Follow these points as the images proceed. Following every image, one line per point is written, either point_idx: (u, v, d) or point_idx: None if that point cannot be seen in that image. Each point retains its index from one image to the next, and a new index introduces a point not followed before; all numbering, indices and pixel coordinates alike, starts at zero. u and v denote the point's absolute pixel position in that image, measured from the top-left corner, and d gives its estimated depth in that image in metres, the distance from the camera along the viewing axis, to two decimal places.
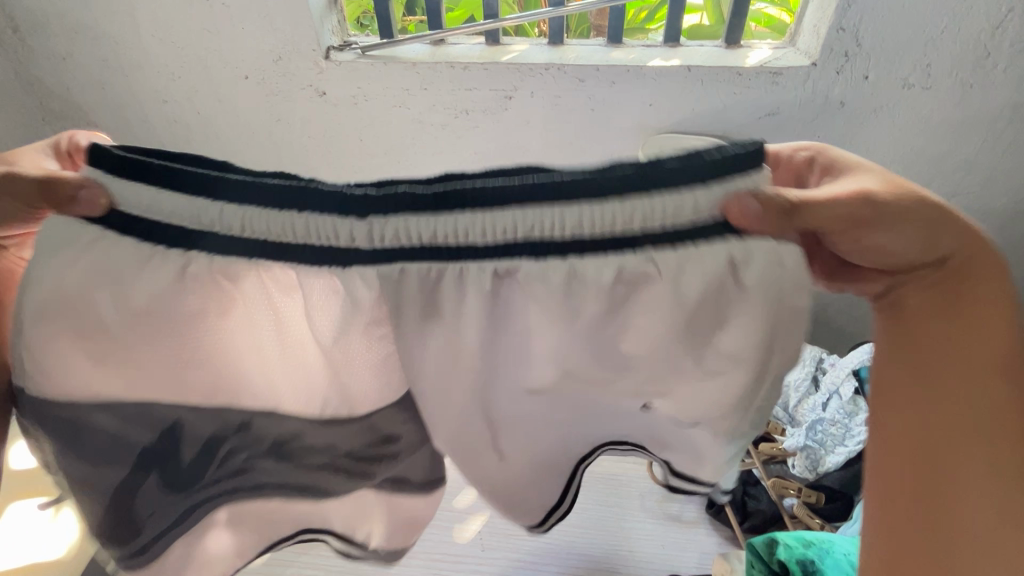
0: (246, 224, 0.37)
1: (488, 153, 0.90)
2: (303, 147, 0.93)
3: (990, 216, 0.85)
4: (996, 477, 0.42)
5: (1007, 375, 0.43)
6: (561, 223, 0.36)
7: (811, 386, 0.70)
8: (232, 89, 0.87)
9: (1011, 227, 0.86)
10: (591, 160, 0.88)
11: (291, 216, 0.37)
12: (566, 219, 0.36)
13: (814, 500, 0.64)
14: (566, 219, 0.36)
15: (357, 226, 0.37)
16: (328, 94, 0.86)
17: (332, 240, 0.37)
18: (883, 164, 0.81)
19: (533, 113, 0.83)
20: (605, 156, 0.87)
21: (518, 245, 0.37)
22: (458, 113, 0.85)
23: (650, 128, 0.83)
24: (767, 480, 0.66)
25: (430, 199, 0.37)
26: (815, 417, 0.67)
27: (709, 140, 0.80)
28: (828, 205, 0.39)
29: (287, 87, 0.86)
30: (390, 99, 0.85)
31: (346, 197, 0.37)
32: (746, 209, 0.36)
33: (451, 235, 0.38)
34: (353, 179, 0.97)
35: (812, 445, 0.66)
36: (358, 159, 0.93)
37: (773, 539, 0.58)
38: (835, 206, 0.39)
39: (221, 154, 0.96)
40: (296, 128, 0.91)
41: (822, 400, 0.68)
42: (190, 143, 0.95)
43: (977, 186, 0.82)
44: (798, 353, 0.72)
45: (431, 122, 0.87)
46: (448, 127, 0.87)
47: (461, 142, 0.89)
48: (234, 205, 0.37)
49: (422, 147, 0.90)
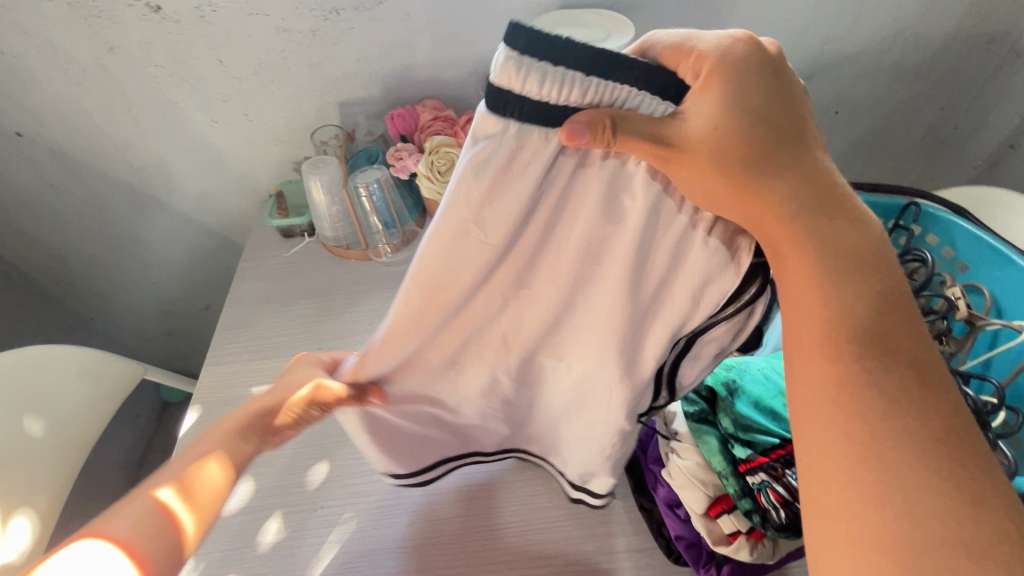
0: (551, 79, 0.34)
1: (371, 59, 0.81)
2: (153, 80, 0.80)
3: (855, 58, 0.92)
4: (933, 363, 0.36)
5: (880, 282, 0.37)
6: (587, 137, 0.35)
7: None
8: (39, 17, 0.72)
9: (873, 66, 0.94)
10: (483, 49, 0.82)
11: (563, 79, 0.34)
12: (545, 58, 0.33)
13: None
14: (590, 96, 0.35)
15: (582, 96, 0.35)
16: (164, 10, 0.73)
17: (566, 93, 0.34)
18: (762, 17, 0.84)
19: (411, 3, 0.76)
20: (497, 43, 0.82)
21: (675, 137, 0.36)
22: (328, 14, 0.76)
23: (537, 6, 0.78)
24: None
25: (632, 71, 0.35)
26: None
27: (603, 13, 0.76)
28: (702, 149, 0.36)
29: (111, 6, 0.72)
30: (243, 6, 0.74)
31: (561, 45, 0.33)
32: (587, 138, 0.35)
33: (632, 105, 0.36)
34: (224, 112, 0.85)
35: None
36: (224, 87, 0.82)
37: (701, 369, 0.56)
38: (687, 138, 0.36)
39: (52, 103, 0.81)
40: (137, 57, 0.77)
41: None
42: (7, 95, 0.79)
43: (846, 29, 0.88)
44: None
45: (300, 30, 0.77)
46: (319, 33, 0.77)
47: (338, 50, 0.79)
48: (556, 68, 0.34)
49: (295, 63, 0.80)
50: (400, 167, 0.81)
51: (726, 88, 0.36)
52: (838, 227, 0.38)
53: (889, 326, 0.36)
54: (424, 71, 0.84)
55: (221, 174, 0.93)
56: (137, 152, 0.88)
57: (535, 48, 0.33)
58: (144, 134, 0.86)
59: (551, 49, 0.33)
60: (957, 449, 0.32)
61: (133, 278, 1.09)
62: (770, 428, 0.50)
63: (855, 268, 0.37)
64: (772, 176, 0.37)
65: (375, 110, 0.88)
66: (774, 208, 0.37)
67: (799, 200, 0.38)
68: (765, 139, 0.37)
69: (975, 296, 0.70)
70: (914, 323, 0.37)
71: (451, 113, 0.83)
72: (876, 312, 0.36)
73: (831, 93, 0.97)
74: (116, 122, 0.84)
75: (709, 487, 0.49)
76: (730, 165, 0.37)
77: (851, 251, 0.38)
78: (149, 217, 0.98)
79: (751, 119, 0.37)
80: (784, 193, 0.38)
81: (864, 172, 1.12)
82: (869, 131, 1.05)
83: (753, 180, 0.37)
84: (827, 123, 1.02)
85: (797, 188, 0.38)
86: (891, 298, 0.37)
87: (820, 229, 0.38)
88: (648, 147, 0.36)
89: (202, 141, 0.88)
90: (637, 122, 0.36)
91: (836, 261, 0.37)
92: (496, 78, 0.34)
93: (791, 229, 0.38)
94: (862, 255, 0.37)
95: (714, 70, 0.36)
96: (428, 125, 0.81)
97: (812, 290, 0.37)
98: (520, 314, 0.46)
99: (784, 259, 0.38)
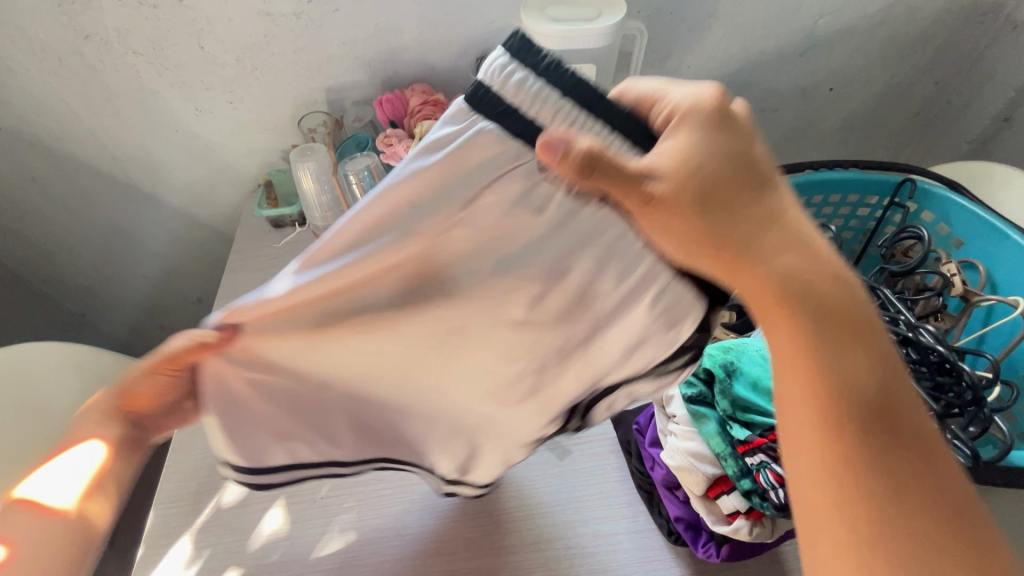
0: (527, 87, 0.36)
1: (357, 42, 0.79)
2: (132, 68, 0.78)
3: (849, 33, 0.91)
4: (924, 427, 0.36)
5: (866, 341, 0.37)
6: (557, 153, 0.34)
7: None
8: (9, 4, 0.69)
9: (867, 41, 0.93)
10: (472, 30, 0.81)
11: (539, 88, 0.36)
12: (529, 66, 0.36)
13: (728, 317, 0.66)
14: (560, 112, 0.36)
15: (552, 110, 0.36)
16: None
17: (535, 103, 0.36)
18: None
19: None
20: (486, 23, 0.80)
21: (640, 171, 0.35)
22: None
23: None
24: None
25: (608, 104, 0.36)
26: None
27: None
28: (679, 209, 0.36)
29: None
30: None
31: (548, 62, 0.36)
32: (555, 154, 0.33)
33: (601, 131, 0.36)
34: (207, 100, 0.83)
35: None
36: (206, 75, 0.80)
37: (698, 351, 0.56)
38: (662, 191, 0.35)
39: (28, 94, 0.79)
40: (114, 44, 0.75)
41: None
42: None
43: (839, 3, 0.86)
44: None
45: (282, 13, 0.75)
46: (302, 17, 0.75)
47: (322, 34, 0.77)
48: (535, 80, 0.36)
49: (279, 48, 0.78)
50: (391, 154, 0.79)
51: (698, 150, 0.37)
52: (824, 287, 0.37)
53: (879, 389, 0.36)
54: (412, 54, 0.82)
55: (207, 165, 0.91)
56: (120, 143, 0.86)
57: (523, 59, 0.36)
58: (125, 125, 0.84)
59: (538, 63, 0.36)
60: (944, 518, 0.33)
61: (122, 272, 1.07)
62: (767, 409, 0.52)
63: (844, 328, 0.37)
64: (756, 238, 0.37)
65: (363, 96, 0.86)
66: (759, 269, 0.37)
67: (785, 261, 0.37)
68: (744, 201, 0.37)
69: (970, 272, 0.71)
70: (899, 385, 0.37)
71: (441, 97, 0.81)
72: (865, 375, 0.36)
73: (826, 70, 0.96)
74: (96, 113, 0.82)
75: (707, 468, 0.49)
76: (710, 226, 0.36)
77: (839, 311, 0.37)
78: (135, 210, 0.97)
79: (728, 180, 0.37)
80: (769, 256, 0.37)
81: (860, 150, 1.11)
82: (864, 108, 1.04)
83: (736, 243, 0.37)
84: (821, 100, 1.01)
85: (783, 249, 0.37)
86: (878, 358, 0.37)
87: (806, 288, 0.37)
88: (620, 186, 0.34)
89: (185, 131, 0.86)
90: (611, 161, 0.34)
91: (824, 324, 0.37)
92: (481, 74, 0.36)
93: (778, 291, 0.37)
94: (849, 315, 0.37)
95: (682, 129, 0.37)
96: (417, 110, 0.80)
97: (801, 352, 0.36)
98: (441, 326, 0.41)
99: (769, 318, 0.37)
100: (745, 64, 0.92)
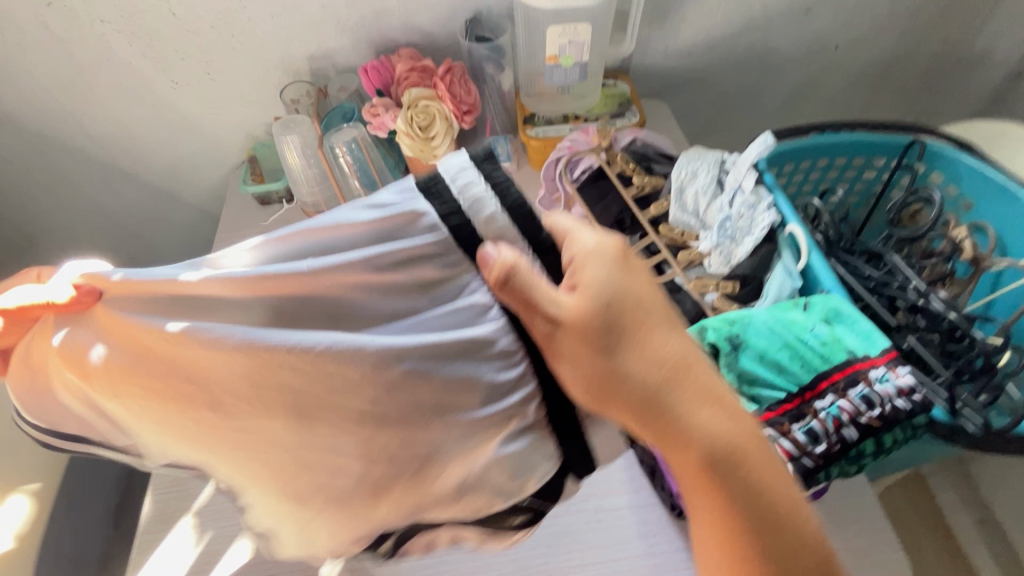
0: (475, 193, 0.38)
1: (338, 5, 0.75)
2: (100, 37, 0.73)
3: None
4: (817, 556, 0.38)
5: (758, 469, 0.39)
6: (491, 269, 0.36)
7: (716, 188, 0.66)
8: None
9: None
10: None
11: (486, 196, 0.38)
12: (487, 174, 0.39)
13: (731, 290, 0.62)
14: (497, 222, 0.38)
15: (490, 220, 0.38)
16: None
17: (478, 209, 0.38)
18: None
19: None
20: None
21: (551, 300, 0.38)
22: None
23: None
24: (688, 283, 0.63)
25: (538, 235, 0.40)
26: (725, 214, 0.64)
27: None
28: (579, 345, 0.38)
29: None
30: None
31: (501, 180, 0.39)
32: (490, 268, 0.36)
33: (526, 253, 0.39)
34: (183, 71, 0.79)
35: (725, 241, 0.63)
36: (180, 44, 0.75)
37: (701, 324, 0.51)
38: (564, 326, 0.38)
39: None
40: (80, 12, 0.71)
41: (728, 199, 0.64)
42: None
43: None
44: (699, 159, 0.68)
45: None
46: None
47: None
48: (487, 190, 0.38)
49: (255, 13, 0.74)
50: (377, 124, 0.76)
51: (593, 295, 0.39)
52: (714, 419, 0.39)
53: (766, 520, 0.38)
54: (397, 17, 0.77)
55: (188, 140, 0.88)
56: (94, 118, 0.82)
57: (486, 167, 0.39)
58: (99, 99, 0.80)
59: (495, 176, 0.39)
60: None
61: (108, 256, 1.04)
62: (774, 381, 0.48)
63: (733, 458, 0.38)
64: (650, 377, 0.39)
65: (347, 64, 0.82)
66: (653, 407, 0.39)
67: (677, 396, 0.39)
68: (633, 345, 0.40)
69: (979, 235, 0.69)
70: (791, 514, 0.38)
71: (429, 63, 0.77)
72: (751, 505, 0.38)
73: (832, 27, 0.91)
74: (66, 87, 0.78)
75: None
76: (605, 365, 0.38)
77: (729, 442, 0.39)
78: (116, 189, 0.93)
79: (618, 324, 0.40)
80: (662, 394, 0.39)
81: (864, 111, 1.07)
82: (870, 67, 1.00)
83: (628, 385, 0.39)
84: (826, 60, 0.97)
85: (674, 386, 0.40)
86: (767, 487, 0.39)
87: (698, 421, 0.39)
88: (529, 310, 0.37)
89: (162, 104, 0.82)
90: (530, 284, 0.37)
91: (716, 457, 0.38)
92: (446, 162, 0.39)
93: (670, 425, 0.39)
94: (738, 445, 0.39)
95: (588, 269, 0.40)
96: (404, 79, 0.76)
97: (696, 481, 0.39)
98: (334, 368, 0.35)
99: (668, 449, 0.39)
100: (748, 22, 0.87)
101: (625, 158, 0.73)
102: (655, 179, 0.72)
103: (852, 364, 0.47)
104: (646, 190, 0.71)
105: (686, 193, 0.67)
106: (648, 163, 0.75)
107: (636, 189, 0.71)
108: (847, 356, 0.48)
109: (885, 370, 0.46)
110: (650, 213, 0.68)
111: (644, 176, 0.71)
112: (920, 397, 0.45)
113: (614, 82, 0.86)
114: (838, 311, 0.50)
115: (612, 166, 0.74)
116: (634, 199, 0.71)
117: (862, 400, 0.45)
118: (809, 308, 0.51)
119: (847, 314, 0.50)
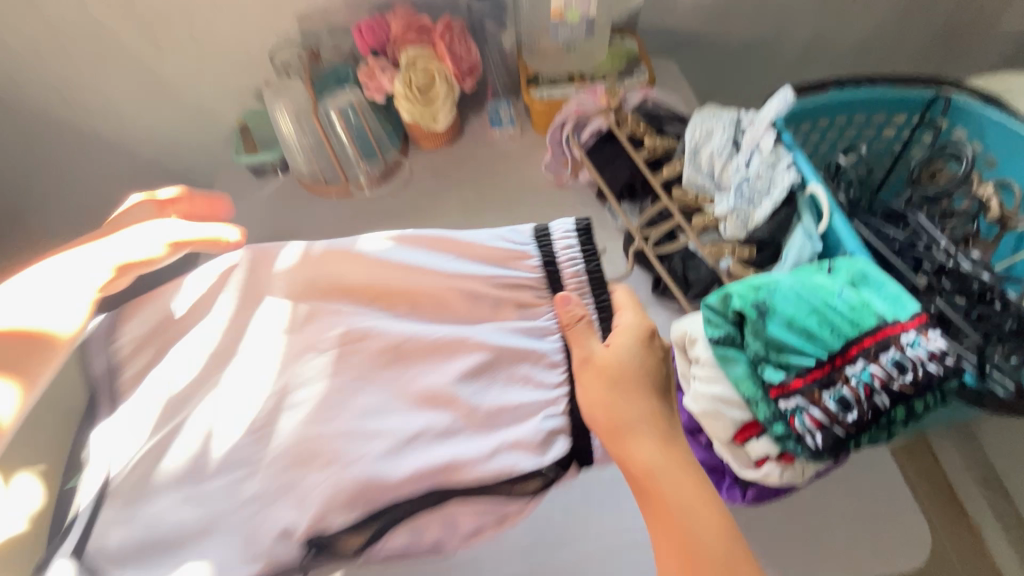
0: (565, 252, 0.51)
1: None
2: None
3: None
4: None
5: (715, 542, 0.39)
6: (567, 309, 0.49)
7: (732, 148, 0.64)
8: None
9: None
10: None
11: (574, 256, 0.50)
12: (585, 244, 0.51)
13: (748, 255, 0.60)
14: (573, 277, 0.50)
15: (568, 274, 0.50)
16: None
17: (557, 264, 0.51)
18: None
19: None
20: None
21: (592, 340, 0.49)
22: None
23: None
24: (703, 249, 0.61)
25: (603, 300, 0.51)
26: (743, 176, 0.61)
27: None
28: (599, 377, 0.46)
29: None
30: None
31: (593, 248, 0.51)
32: (564, 308, 0.49)
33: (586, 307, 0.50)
34: (166, 35, 0.75)
35: (742, 205, 0.60)
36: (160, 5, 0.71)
37: (724, 291, 0.49)
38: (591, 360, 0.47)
39: None
40: None
41: (745, 159, 0.62)
42: None
43: None
44: (714, 118, 0.65)
45: None
46: None
47: None
48: (574, 253, 0.51)
49: None
50: (375, 88, 0.73)
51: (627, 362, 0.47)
52: (691, 487, 0.41)
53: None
54: None
55: (175, 110, 0.84)
56: (75, 89, 0.79)
57: (585, 238, 0.51)
58: (79, 68, 0.76)
59: (590, 247, 0.51)
60: None
61: None
62: (802, 348, 0.47)
63: (694, 523, 0.40)
64: (646, 426, 0.45)
65: (338, 23, 0.77)
66: (636, 441, 0.44)
67: (663, 447, 0.44)
68: (644, 404, 0.46)
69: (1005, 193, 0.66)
70: None
71: (426, 21, 0.72)
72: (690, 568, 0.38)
73: None
74: (44, 55, 0.74)
75: (736, 413, 0.46)
76: (609, 398, 0.45)
77: (698, 507, 0.41)
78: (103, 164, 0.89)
79: (637, 389, 0.46)
80: (650, 442, 0.44)
81: (880, 65, 1.03)
82: (888, 18, 0.95)
83: (626, 414, 0.45)
84: (844, 11, 0.92)
85: (664, 445, 0.44)
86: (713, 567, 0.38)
87: (673, 473, 0.42)
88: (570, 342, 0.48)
89: (145, 72, 0.78)
90: (575, 325, 0.49)
91: (682, 511, 0.40)
92: (556, 223, 0.51)
93: (648, 461, 0.43)
94: (703, 514, 0.40)
95: (631, 341, 0.48)
96: (400, 40, 0.72)
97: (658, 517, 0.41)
98: None
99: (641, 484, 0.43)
100: None
101: (636, 119, 0.70)
102: (667, 141, 0.69)
103: (884, 329, 0.45)
104: (657, 153, 0.69)
105: (702, 153, 0.65)
106: (660, 124, 0.72)
107: (647, 152, 0.69)
108: (878, 321, 0.46)
109: (916, 334, 0.45)
110: (663, 175, 0.66)
111: (656, 139, 0.69)
112: (951, 360, 0.44)
113: (622, 39, 0.81)
114: (864, 275, 0.49)
115: (622, 128, 0.71)
116: (646, 162, 0.69)
117: (893, 366, 0.44)
118: (834, 271, 0.51)
119: (874, 278, 0.49)
